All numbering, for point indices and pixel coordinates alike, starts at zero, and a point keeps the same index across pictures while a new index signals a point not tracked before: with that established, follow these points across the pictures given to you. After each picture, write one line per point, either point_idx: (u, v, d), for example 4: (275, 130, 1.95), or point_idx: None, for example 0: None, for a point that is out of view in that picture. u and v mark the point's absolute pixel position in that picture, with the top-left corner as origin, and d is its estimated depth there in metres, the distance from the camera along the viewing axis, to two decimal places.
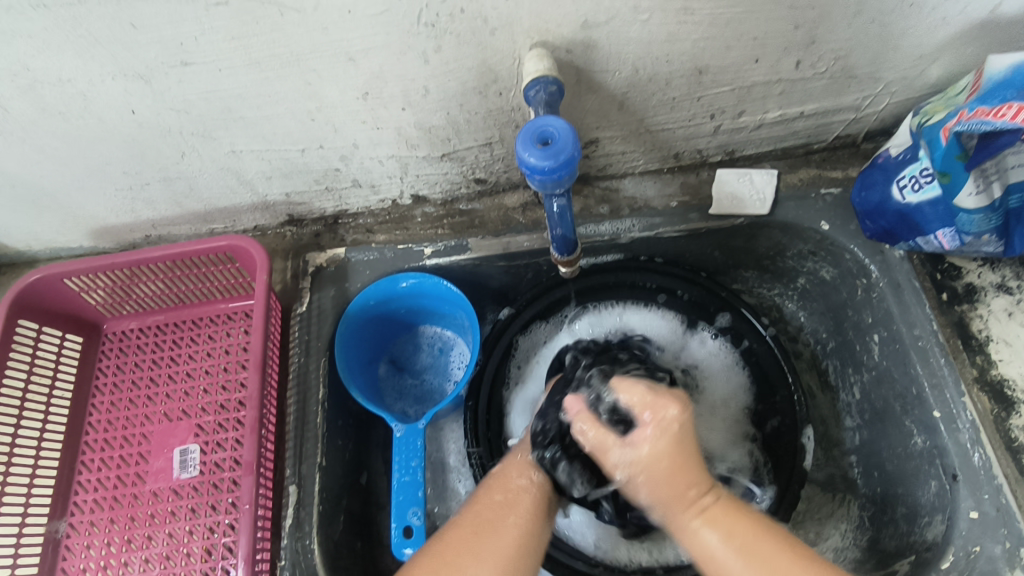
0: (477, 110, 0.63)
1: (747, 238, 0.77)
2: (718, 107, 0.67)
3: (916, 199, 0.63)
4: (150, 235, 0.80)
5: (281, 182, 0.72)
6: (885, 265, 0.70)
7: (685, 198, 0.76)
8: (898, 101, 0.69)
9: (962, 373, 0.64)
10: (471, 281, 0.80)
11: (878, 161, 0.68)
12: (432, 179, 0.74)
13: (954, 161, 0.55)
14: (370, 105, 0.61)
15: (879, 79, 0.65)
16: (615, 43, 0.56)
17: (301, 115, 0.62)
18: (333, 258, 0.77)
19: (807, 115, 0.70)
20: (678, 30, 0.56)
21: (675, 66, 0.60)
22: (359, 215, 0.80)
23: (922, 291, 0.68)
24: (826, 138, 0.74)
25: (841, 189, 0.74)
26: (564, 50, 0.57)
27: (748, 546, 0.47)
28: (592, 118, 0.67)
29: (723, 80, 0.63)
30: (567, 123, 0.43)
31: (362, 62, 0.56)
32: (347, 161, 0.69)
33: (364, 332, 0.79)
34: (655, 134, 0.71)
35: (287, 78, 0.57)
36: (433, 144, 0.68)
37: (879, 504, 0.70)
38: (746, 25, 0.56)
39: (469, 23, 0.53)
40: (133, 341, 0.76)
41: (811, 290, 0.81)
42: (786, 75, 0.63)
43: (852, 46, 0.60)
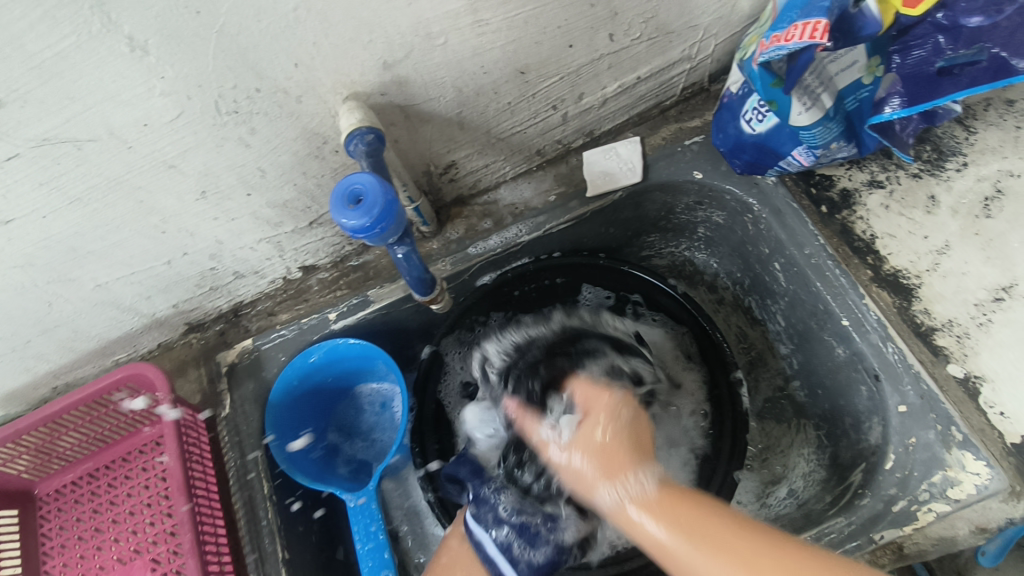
0: (322, 172, 0.63)
1: (634, 206, 0.78)
2: (557, 97, 0.68)
3: (764, 127, 0.65)
4: (57, 386, 0.78)
5: (162, 297, 0.71)
6: (763, 195, 0.71)
7: (562, 189, 0.77)
8: (724, 39, 0.71)
9: (859, 277, 0.65)
10: (387, 330, 0.80)
11: (724, 102, 0.70)
12: (313, 247, 0.74)
13: (773, 89, 0.56)
14: (212, 201, 0.60)
15: (696, 27, 0.67)
16: (425, 72, 0.57)
17: (149, 230, 0.60)
18: (243, 351, 0.76)
19: (645, 79, 0.71)
20: (479, 43, 0.56)
21: (495, 75, 0.61)
22: (257, 302, 0.79)
23: (802, 210, 0.69)
24: (674, 91, 0.76)
25: (704, 136, 0.75)
26: (378, 94, 0.57)
27: (690, 528, 0.46)
28: (440, 144, 0.67)
29: (548, 72, 0.64)
30: (371, 176, 0.43)
31: (184, 164, 0.55)
32: (219, 258, 0.68)
33: (297, 411, 0.78)
34: (508, 139, 0.71)
35: (116, 203, 0.56)
36: (296, 217, 0.67)
37: (831, 421, 0.71)
38: (543, 18, 0.57)
39: (272, 99, 0.52)
40: (70, 496, 0.74)
41: (713, 237, 0.82)
42: (606, 50, 0.64)
43: (655, 6, 0.61)
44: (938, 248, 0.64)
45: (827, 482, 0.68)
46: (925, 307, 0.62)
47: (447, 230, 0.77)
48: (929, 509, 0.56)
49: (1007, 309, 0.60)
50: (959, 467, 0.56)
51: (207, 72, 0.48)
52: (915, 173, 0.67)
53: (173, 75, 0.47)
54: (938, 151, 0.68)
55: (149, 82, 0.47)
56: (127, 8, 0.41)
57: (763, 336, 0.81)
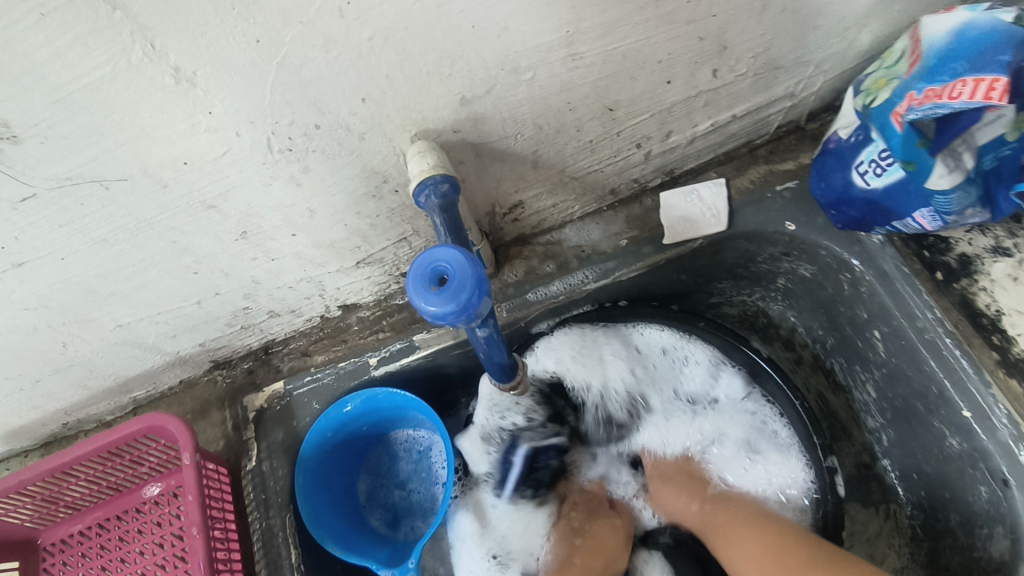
0: (377, 213, 0.55)
1: (713, 255, 0.70)
2: (643, 135, 0.60)
3: (882, 183, 0.56)
4: (68, 422, 0.71)
5: (189, 335, 0.64)
6: (867, 255, 0.63)
7: (634, 233, 0.69)
8: (834, 76, 0.62)
9: (982, 360, 0.57)
10: (430, 377, 0.73)
11: (829, 147, 0.62)
12: (356, 286, 0.66)
13: (916, 149, 0.48)
14: (253, 242, 0.53)
15: (808, 62, 0.58)
16: (506, 107, 0.49)
17: (180, 272, 0.53)
18: (273, 396, 0.69)
19: (740, 117, 0.63)
20: (570, 78, 0.49)
21: (581, 112, 0.53)
22: (290, 340, 0.72)
23: (914, 276, 0.61)
24: (767, 130, 0.67)
25: (798, 181, 0.67)
26: (451, 131, 0.49)
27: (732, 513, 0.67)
28: (508, 183, 0.59)
29: (639, 109, 0.56)
30: (459, 252, 0.35)
31: (225, 205, 0.47)
32: (254, 298, 0.61)
33: (328, 465, 0.70)
34: (582, 178, 0.63)
35: (145, 244, 0.49)
36: (342, 257, 0.60)
37: (929, 512, 0.63)
38: (644, 51, 0.49)
39: (332, 136, 0.45)
40: (76, 548, 0.67)
41: (794, 289, 0.73)
42: (706, 86, 0.56)
43: (769, 40, 0.53)
44: None
45: None
46: None
47: (505, 272, 0.69)
48: None
49: None
50: None
51: (262, 107, 0.40)
52: None
53: (222, 111, 0.39)
54: None
55: (193, 118, 0.39)
56: (174, 35, 0.34)
57: (847, 404, 0.73)
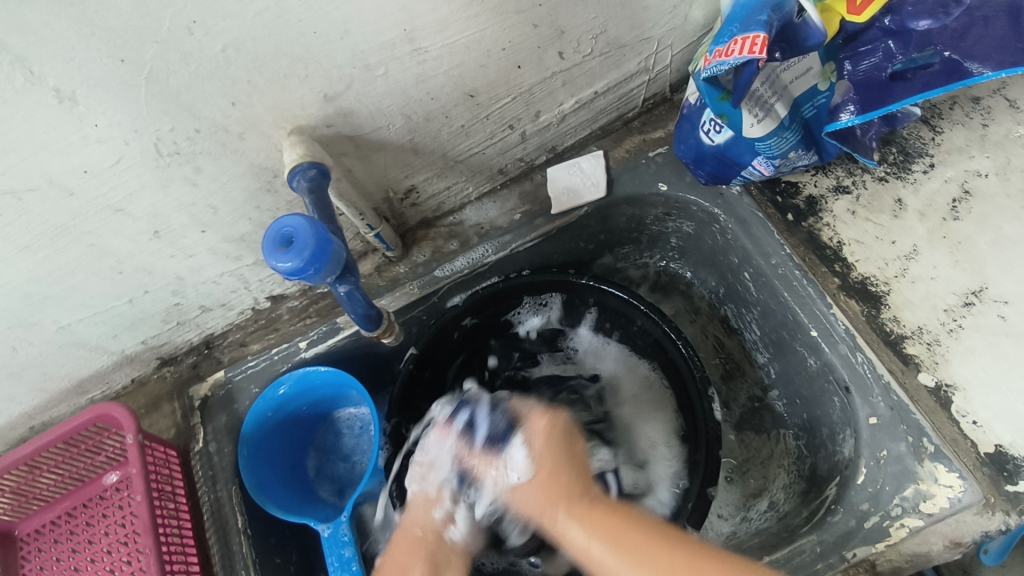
0: (276, 206, 0.62)
1: (602, 220, 0.77)
2: (512, 117, 0.67)
3: (722, 138, 0.63)
4: (33, 426, 0.78)
5: (129, 334, 0.71)
6: (729, 205, 0.70)
7: (527, 207, 0.76)
8: (681, 50, 0.70)
9: (826, 286, 0.64)
10: (359, 356, 0.80)
11: (683, 113, 0.69)
12: (278, 277, 0.74)
13: (721, 104, 0.55)
14: (167, 240, 0.60)
15: (650, 39, 0.66)
16: (369, 101, 0.56)
17: (105, 272, 0.60)
18: (216, 384, 0.76)
19: (602, 93, 0.70)
20: (422, 70, 0.56)
21: (444, 100, 0.60)
22: (228, 333, 0.79)
23: (768, 219, 0.68)
24: (635, 103, 0.75)
25: (667, 147, 0.74)
26: (323, 125, 0.56)
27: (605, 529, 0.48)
28: (395, 170, 0.66)
29: (499, 93, 0.63)
30: (303, 219, 0.43)
31: (132, 207, 0.55)
32: (182, 293, 0.68)
33: (272, 442, 0.77)
34: (467, 161, 0.70)
35: (67, 248, 0.56)
36: (256, 250, 0.67)
37: (808, 430, 0.70)
38: (485, 41, 0.56)
39: (213, 138, 0.52)
40: (48, 536, 0.74)
41: (685, 246, 0.81)
42: (557, 67, 0.63)
43: (603, 22, 0.61)
44: (906, 252, 0.62)
45: (805, 494, 0.66)
46: (894, 314, 0.61)
47: (414, 253, 0.76)
48: (902, 524, 0.54)
49: (978, 314, 0.59)
50: (931, 479, 0.54)
51: (143, 117, 0.48)
52: (881, 176, 0.66)
53: (106, 123, 0.47)
54: (904, 153, 0.66)
55: (83, 130, 0.46)
56: (49, 62, 0.41)
57: (740, 346, 0.80)
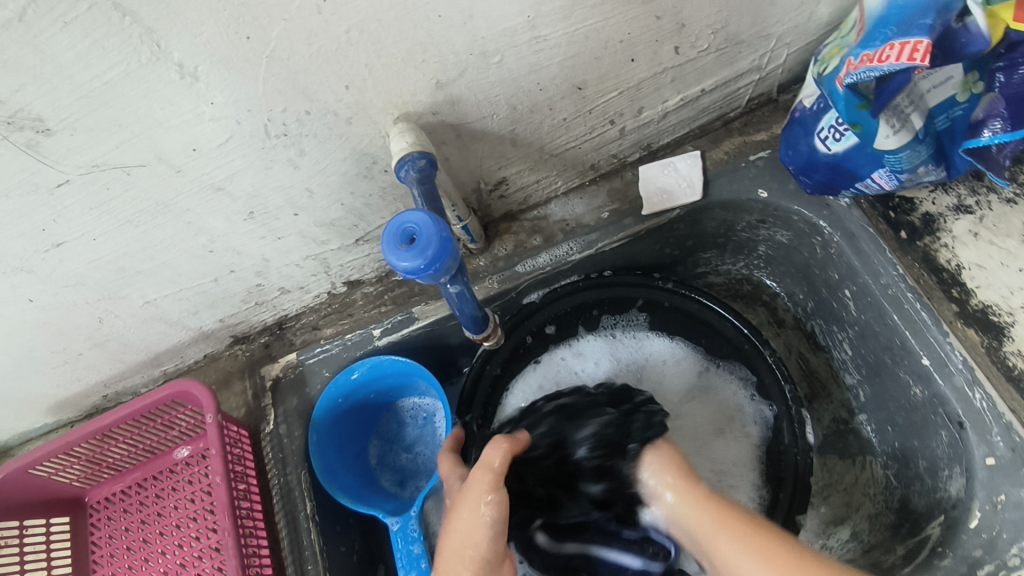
0: (370, 192, 0.61)
1: (692, 224, 0.74)
2: (615, 112, 0.64)
3: (842, 147, 0.59)
4: (107, 394, 0.79)
5: (209, 311, 0.70)
6: (835, 218, 0.66)
7: (616, 206, 0.73)
8: (798, 49, 0.65)
9: (941, 313, 0.60)
10: (431, 347, 0.78)
11: (795, 117, 0.65)
12: (358, 263, 0.72)
13: (858, 111, 0.52)
14: (260, 221, 0.59)
15: (769, 36, 0.62)
16: (479, 90, 0.54)
17: (197, 250, 0.60)
18: (287, 366, 0.75)
19: (709, 91, 0.66)
20: (536, 60, 0.53)
21: (552, 91, 0.57)
22: (301, 315, 0.78)
23: (879, 235, 0.63)
24: (739, 103, 0.71)
25: (770, 151, 0.70)
26: (430, 113, 0.54)
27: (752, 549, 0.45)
28: (490, 161, 0.64)
29: (607, 87, 0.60)
30: (425, 216, 0.40)
31: (232, 187, 0.54)
32: (265, 275, 0.67)
33: (340, 428, 0.77)
34: (561, 155, 0.67)
35: (165, 225, 0.55)
36: (343, 235, 0.66)
37: (901, 459, 0.67)
38: (604, 32, 0.53)
39: (321, 121, 0.51)
40: (119, 505, 0.75)
41: (775, 256, 0.77)
42: (670, 63, 0.60)
43: (726, 17, 0.57)
44: None
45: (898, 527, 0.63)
46: (1018, 348, 0.56)
47: (495, 246, 0.74)
48: None
49: None
50: None
51: (257, 96, 0.46)
52: (1010, 197, 0.61)
53: (222, 101, 0.45)
54: None
55: (198, 108, 0.45)
56: (176, 35, 0.40)
57: (827, 363, 0.76)
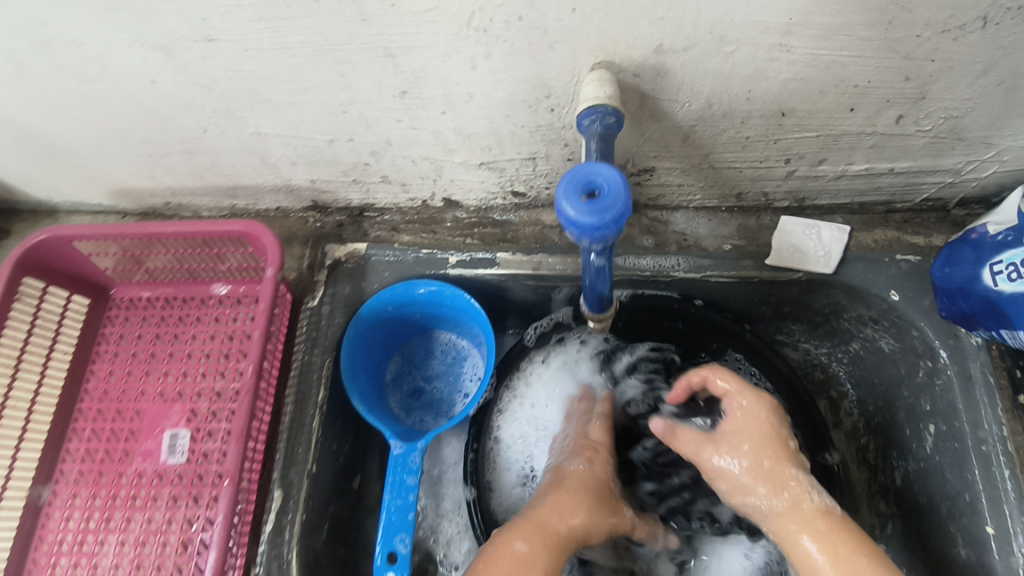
0: (524, 123, 0.57)
1: (803, 292, 0.69)
2: (796, 153, 0.59)
3: (1012, 288, 0.55)
4: (170, 202, 0.76)
5: (306, 168, 0.67)
6: (957, 351, 0.62)
7: (740, 243, 0.68)
8: (1007, 170, 0.60)
9: None
10: (495, 298, 0.75)
11: (970, 236, 0.60)
12: (467, 186, 0.68)
13: None
14: (407, 104, 0.55)
15: (991, 146, 0.56)
16: (691, 72, 0.49)
17: (332, 105, 0.56)
18: (352, 254, 0.72)
19: (897, 172, 0.61)
20: (765, 67, 0.48)
21: (755, 106, 0.53)
22: (386, 211, 0.75)
23: (996, 389, 0.60)
24: (913, 197, 0.66)
25: (921, 258, 0.65)
26: (631, 73, 0.50)
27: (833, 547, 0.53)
28: (651, 146, 0.59)
29: (809, 125, 0.55)
30: (621, 178, 0.37)
31: (403, 59, 0.50)
32: (377, 157, 0.64)
33: (377, 333, 0.75)
34: (719, 170, 0.63)
35: (319, 66, 0.51)
36: (472, 152, 0.62)
37: None
38: (848, 69, 0.48)
39: (526, 32, 0.46)
40: (139, 310, 0.73)
41: (863, 358, 0.72)
42: (883, 129, 0.55)
43: (968, 108, 0.52)
44: None
45: None
46: None
47: None
48: None
49: None
50: None
51: None
52: None
53: None
54: None
55: None
56: None
57: (866, 482, 0.73)
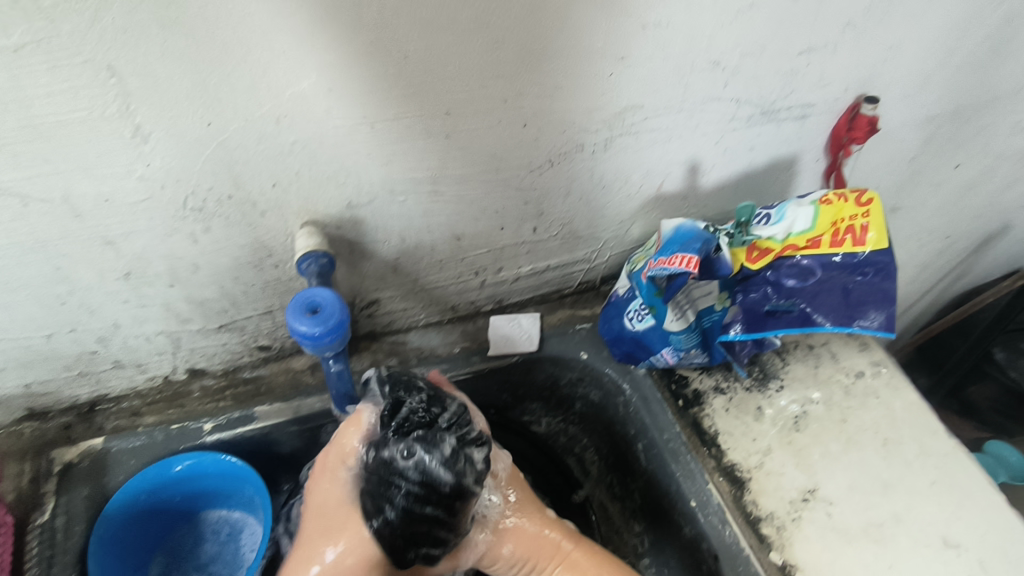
0: (253, 282, 0.65)
1: (525, 372, 0.87)
2: (480, 266, 0.78)
3: (642, 327, 0.78)
4: None
5: (19, 372, 0.64)
6: (634, 383, 0.83)
7: (465, 344, 0.84)
8: (617, 252, 0.88)
9: (704, 465, 0.77)
10: (260, 453, 0.76)
11: (611, 299, 0.84)
12: (209, 351, 0.72)
13: (655, 298, 0.72)
14: (133, 284, 0.60)
15: (599, 238, 0.83)
16: (379, 218, 0.65)
17: (47, 299, 0.58)
18: (87, 451, 0.69)
19: (553, 267, 0.85)
20: (431, 208, 0.66)
21: (436, 235, 0.70)
22: (123, 398, 0.72)
23: (664, 401, 0.82)
24: (571, 284, 0.90)
25: (591, 324, 0.88)
26: (333, 225, 0.63)
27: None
28: (369, 281, 0.73)
29: (479, 244, 0.75)
30: (334, 295, 0.49)
31: (123, 244, 0.56)
32: (106, 342, 0.65)
33: (130, 529, 0.69)
34: (430, 290, 0.79)
35: (29, 264, 0.54)
36: (208, 317, 0.67)
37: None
38: (486, 201, 0.69)
39: (238, 207, 0.57)
40: None
41: (588, 413, 0.91)
42: (528, 238, 0.77)
43: (573, 215, 0.77)
44: (764, 449, 0.77)
45: None
46: (754, 498, 0.74)
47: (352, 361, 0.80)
48: None
49: (811, 509, 0.73)
50: None
51: (190, 171, 0.52)
52: (747, 386, 0.83)
53: (157, 166, 0.51)
54: (764, 374, 0.84)
55: (132, 166, 0.50)
56: (147, 104, 0.46)
57: (620, 511, 0.89)
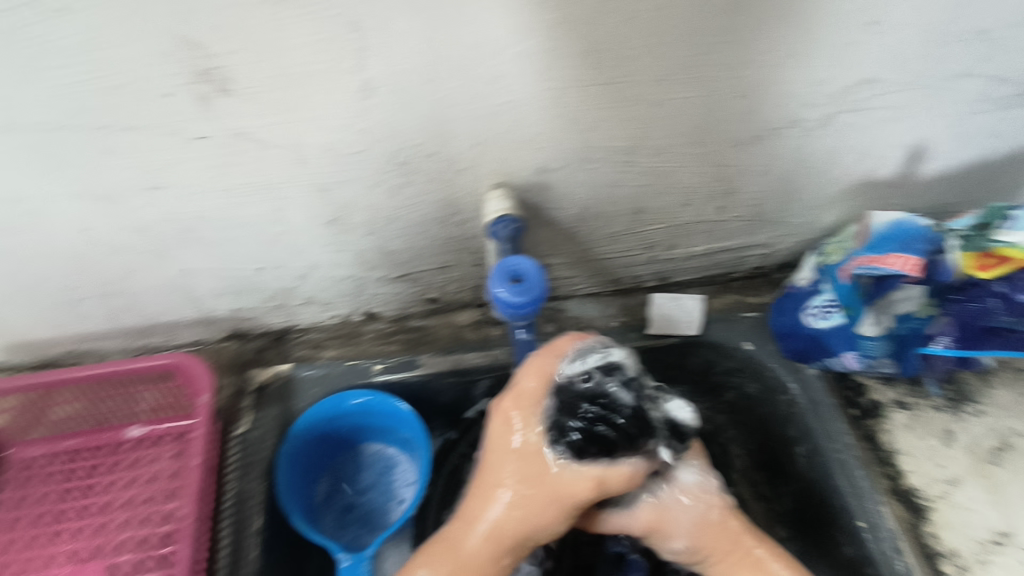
0: (436, 237, 0.67)
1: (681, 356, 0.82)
2: (653, 241, 0.75)
3: (826, 324, 0.72)
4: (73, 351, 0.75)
5: (231, 298, 0.71)
6: (803, 383, 0.76)
7: (623, 318, 0.82)
8: (800, 240, 0.80)
9: (875, 484, 0.70)
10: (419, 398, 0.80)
11: (788, 291, 0.78)
12: (385, 298, 0.76)
13: (855, 298, 0.68)
14: (334, 230, 0.63)
15: (785, 223, 0.76)
16: (566, 185, 0.63)
17: (263, 237, 0.63)
18: (276, 375, 0.75)
19: (727, 249, 0.79)
20: (619, 178, 0.64)
21: (617, 207, 0.68)
22: (307, 331, 0.79)
23: (836, 407, 0.75)
24: (741, 269, 0.85)
25: (760, 314, 0.82)
26: (521, 189, 0.63)
27: None
28: (542, 246, 0.72)
29: (658, 219, 0.71)
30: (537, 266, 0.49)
31: (333, 192, 0.59)
32: (302, 280, 0.70)
33: (307, 450, 0.75)
34: (598, 261, 0.77)
35: (255, 204, 0.58)
36: (390, 266, 0.70)
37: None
38: (676, 175, 0.65)
39: (439, 164, 0.58)
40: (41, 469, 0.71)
41: (739, 405, 0.85)
42: (710, 217, 0.72)
43: (764, 197, 0.71)
44: (950, 478, 0.69)
45: None
46: (935, 530, 0.66)
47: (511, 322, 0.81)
48: None
49: (1006, 554, 0.64)
50: None
51: (404, 127, 0.53)
52: (937, 405, 0.74)
53: (377, 120, 0.52)
54: (959, 394, 0.75)
55: (356, 119, 0.52)
56: (380, 60, 0.47)
57: (765, 512, 0.84)
